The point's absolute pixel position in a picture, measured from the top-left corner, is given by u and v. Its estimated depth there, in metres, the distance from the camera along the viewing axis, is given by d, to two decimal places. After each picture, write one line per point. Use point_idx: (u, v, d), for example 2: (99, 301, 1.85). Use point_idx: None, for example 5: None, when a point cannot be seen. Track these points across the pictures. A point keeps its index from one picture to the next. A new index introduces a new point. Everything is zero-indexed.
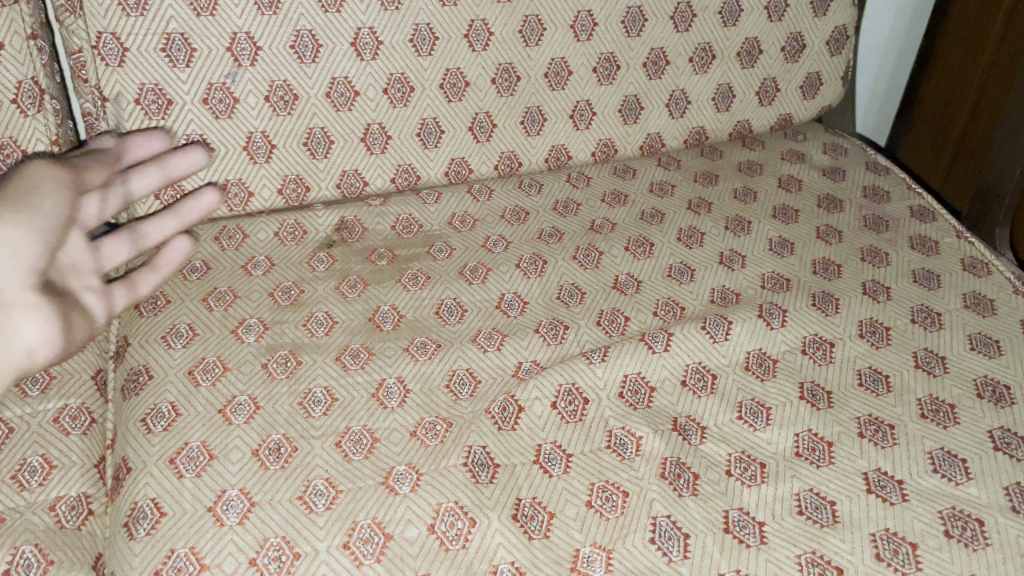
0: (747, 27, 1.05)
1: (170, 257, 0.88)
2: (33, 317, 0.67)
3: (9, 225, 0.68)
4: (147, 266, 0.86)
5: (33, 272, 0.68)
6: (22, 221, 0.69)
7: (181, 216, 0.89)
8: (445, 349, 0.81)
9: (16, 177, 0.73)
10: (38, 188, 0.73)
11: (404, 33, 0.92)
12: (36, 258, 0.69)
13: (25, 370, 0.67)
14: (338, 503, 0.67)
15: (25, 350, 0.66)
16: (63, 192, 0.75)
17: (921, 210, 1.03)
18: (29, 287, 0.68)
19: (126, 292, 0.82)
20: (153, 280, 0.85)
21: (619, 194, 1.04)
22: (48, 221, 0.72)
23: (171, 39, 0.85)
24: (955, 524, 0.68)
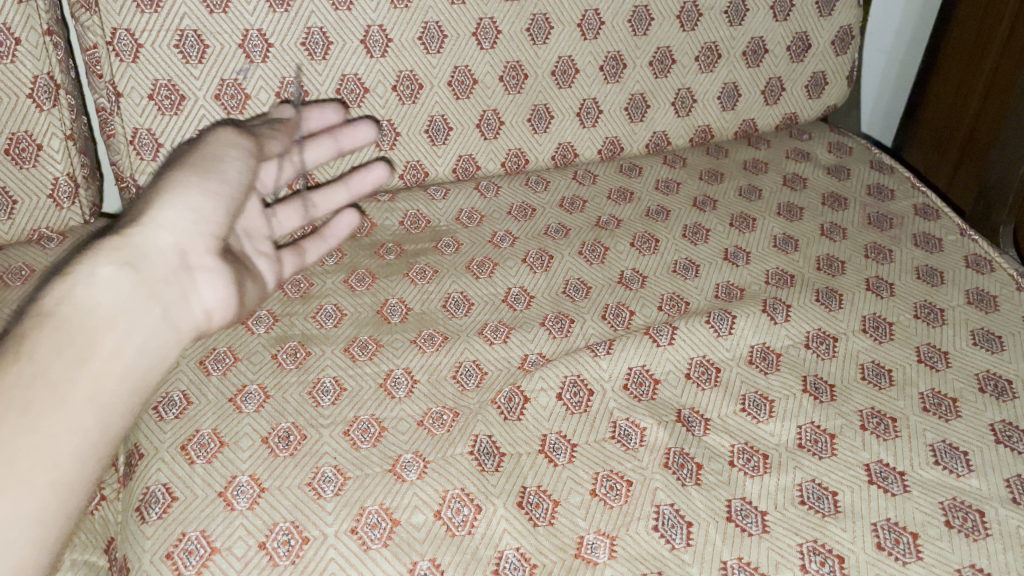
0: (752, 27, 1.06)
1: (338, 228, 0.92)
2: (214, 282, 0.71)
3: (195, 191, 0.70)
4: (317, 235, 0.91)
5: (215, 239, 0.71)
6: (209, 188, 0.71)
7: (350, 188, 0.96)
8: (452, 341, 0.83)
9: (205, 147, 0.75)
10: (226, 156, 0.75)
11: (413, 31, 0.93)
12: (219, 227, 0.72)
13: (202, 329, 0.71)
14: (346, 489, 0.68)
15: (203, 311, 0.70)
16: (248, 160, 0.77)
17: (925, 208, 1.03)
18: (210, 253, 0.70)
19: (294, 258, 0.88)
20: (317, 248, 0.91)
21: (625, 191, 1.05)
22: (229, 189, 0.73)
23: (184, 35, 0.86)
24: (955, 514, 0.68)
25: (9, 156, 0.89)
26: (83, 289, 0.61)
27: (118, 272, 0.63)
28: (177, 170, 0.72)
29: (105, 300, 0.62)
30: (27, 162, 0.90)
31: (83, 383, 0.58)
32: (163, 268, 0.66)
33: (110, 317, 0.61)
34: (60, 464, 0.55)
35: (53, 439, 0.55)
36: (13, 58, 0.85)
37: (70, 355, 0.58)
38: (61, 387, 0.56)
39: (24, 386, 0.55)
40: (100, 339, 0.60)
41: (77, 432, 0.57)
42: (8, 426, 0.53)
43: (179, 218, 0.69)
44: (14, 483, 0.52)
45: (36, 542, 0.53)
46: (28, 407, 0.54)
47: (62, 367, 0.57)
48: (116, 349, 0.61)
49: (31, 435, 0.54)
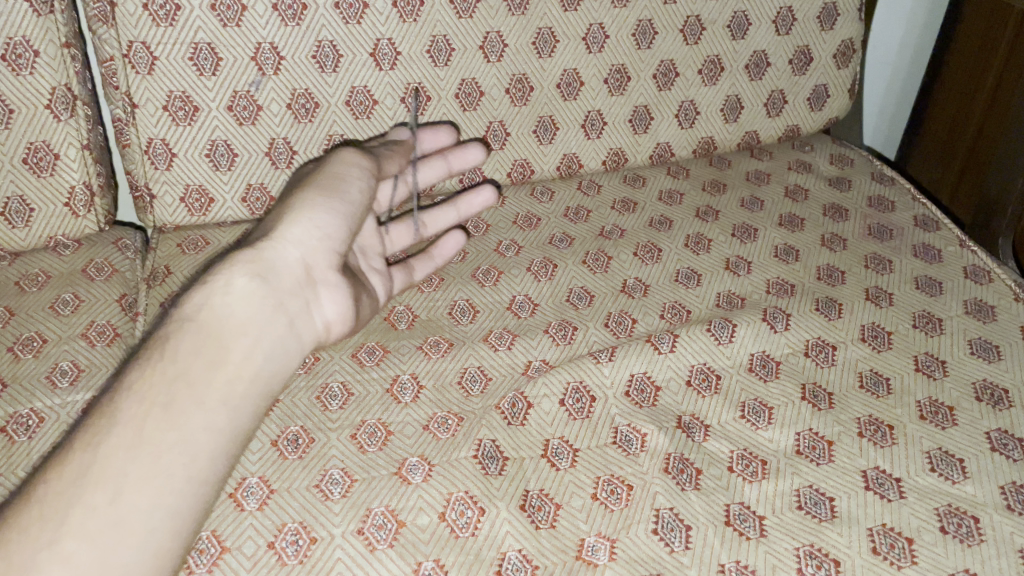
0: (755, 40, 1.08)
1: (446, 247, 0.94)
2: (335, 296, 0.73)
3: (323, 210, 0.73)
4: (425, 254, 0.93)
5: (338, 254, 0.74)
6: (333, 206, 0.74)
7: (459, 209, 0.99)
8: (457, 347, 0.84)
9: (327, 166, 0.78)
10: (348, 174, 0.78)
11: (421, 44, 0.96)
12: (341, 243, 0.74)
13: (322, 339, 0.74)
14: (353, 491, 0.70)
15: (324, 324, 0.73)
16: (368, 178, 0.80)
17: (925, 220, 1.05)
18: (333, 269, 0.73)
19: (404, 274, 0.90)
20: (427, 266, 0.93)
21: (629, 201, 1.06)
22: (351, 207, 0.76)
23: (198, 48, 0.89)
24: (950, 520, 0.70)
25: (27, 165, 0.91)
26: (219, 298, 0.65)
27: (250, 283, 0.67)
28: (303, 188, 0.75)
29: (237, 308, 0.65)
30: (45, 171, 0.92)
31: (217, 385, 0.61)
32: (291, 282, 0.69)
33: (241, 325, 0.64)
34: (197, 459, 0.58)
35: (189, 435, 0.57)
36: (32, 69, 0.87)
37: (205, 357, 0.61)
38: (197, 385, 0.59)
39: (166, 384, 0.59)
40: (234, 344, 0.63)
41: (209, 430, 0.59)
42: (153, 420, 0.57)
43: (308, 234, 0.72)
44: (157, 476, 0.55)
45: (170, 532, 0.55)
46: (170, 404, 0.58)
47: (199, 368, 0.60)
48: (246, 356, 0.64)
49: (171, 430, 0.57)
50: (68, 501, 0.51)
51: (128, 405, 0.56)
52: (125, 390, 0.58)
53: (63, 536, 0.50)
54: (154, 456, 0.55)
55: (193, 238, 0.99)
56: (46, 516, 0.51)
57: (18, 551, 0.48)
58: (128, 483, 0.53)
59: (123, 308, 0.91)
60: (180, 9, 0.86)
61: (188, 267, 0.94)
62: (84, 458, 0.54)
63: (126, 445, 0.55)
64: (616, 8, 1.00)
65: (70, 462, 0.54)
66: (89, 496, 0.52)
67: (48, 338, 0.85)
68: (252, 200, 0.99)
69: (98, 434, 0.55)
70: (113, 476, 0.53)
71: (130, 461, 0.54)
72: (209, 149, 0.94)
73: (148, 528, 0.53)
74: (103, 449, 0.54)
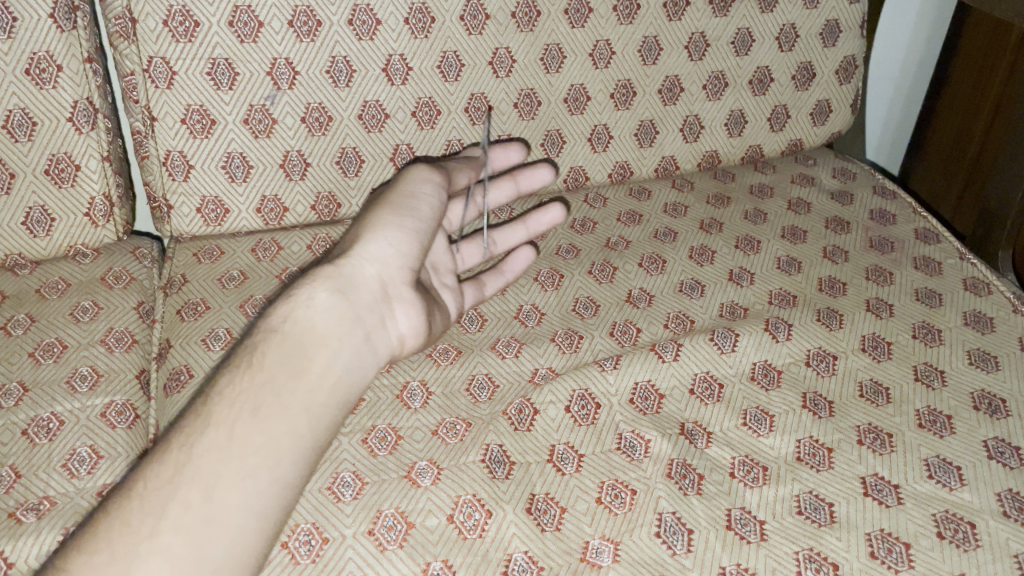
0: (758, 57, 1.10)
1: (515, 263, 0.95)
2: (410, 311, 0.76)
3: (395, 228, 0.75)
4: (494, 270, 0.94)
5: (411, 271, 0.75)
6: (406, 223, 0.76)
7: (528, 227, 1.00)
8: (466, 354, 0.86)
9: (399, 183, 0.80)
10: (419, 191, 0.79)
11: (432, 59, 0.98)
12: (415, 259, 0.76)
13: (397, 354, 0.76)
14: (364, 493, 0.72)
15: (398, 338, 0.75)
16: (440, 194, 0.81)
17: (925, 233, 1.06)
18: (409, 285, 0.75)
19: (474, 290, 0.91)
20: (496, 282, 0.93)
21: (634, 214, 1.09)
22: (422, 223, 0.78)
23: (216, 63, 0.92)
24: (947, 526, 0.71)
25: (49, 176, 0.94)
26: (302, 311, 0.69)
27: (330, 297, 0.70)
28: (377, 206, 0.78)
29: (319, 321, 0.68)
30: (66, 182, 0.95)
31: (300, 393, 0.64)
32: (368, 297, 0.72)
33: (322, 337, 0.68)
34: (278, 463, 0.61)
35: (273, 439, 0.61)
36: (55, 83, 0.90)
37: (288, 367, 0.65)
38: (281, 392, 0.63)
39: (255, 391, 0.63)
40: (315, 355, 0.67)
41: (293, 437, 0.62)
42: (242, 423, 0.61)
43: (382, 252, 0.74)
44: (244, 477, 0.59)
45: (258, 531, 0.59)
46: (257, 409, 0.62)
47: (284, 377, 0.64)
48: (326, 367, 0.67)
49: (257, 434, 0.61)
50: (166, 496, 0.56)
51: (222, 409, 0.62)
52: (216, 395, 0.63)
53: (161, 528, 0.55)
54: (240, 459, 0.59)
55: (209, 247, 1.01)
56: (147, 510, 0.56)
57: (121, 542, 0.54)
58: (220, 482, 0.58)
59: (141, 315, 0.94)
60: (199, 25, 0.89)
61: (203, 276, 0.97)
62: (179, 456, 0.59)
63: (217, 445, 0.60)
64: (622, 25, 1.03)
65: (168, 460, 0.59)
66: (185, 492, 0.57)
67: (67, 344, 0.88)
68: (266, 211, 1.02)
69: (191, 436, 0.60)
70: (205, 475, 0.58)
71: (219, 461, 0.59)
72: (225, 161, 0.97)
73: (236, 524, 0.57)
74: (197, 450, 0.59)
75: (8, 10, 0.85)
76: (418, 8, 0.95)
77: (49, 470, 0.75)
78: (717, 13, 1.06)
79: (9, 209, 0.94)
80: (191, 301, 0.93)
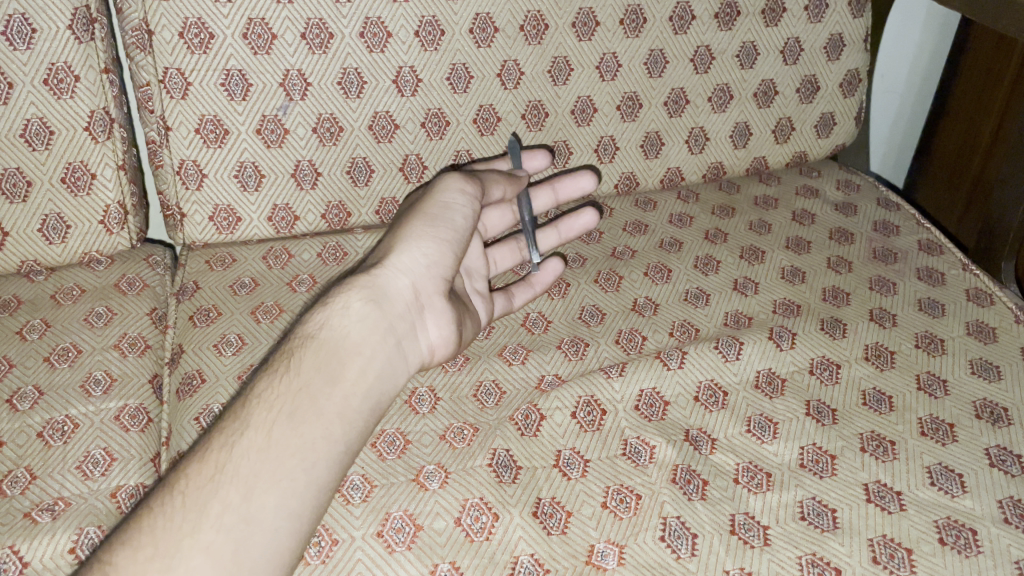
0: (763, 70, 1.12)
1: (544, 276, 0.95)
2: (440, 320, 0.78)
3: (428, 238, 0.77)
4: (525, 282, 0.95)
5: (444, 280, 0.77)
6: (439, 235, 0.78)
7: (560, 232, 1.03)
8: (473, 361, 0.88)
9: (434, 194, 0.82)
10: (453, 202, 0.81)
11: (442, 71, 1.00)
12: (447, 268, 0.78)
13: (426, 362, 0.79)
14: (373, 496, 0.73)
15: (428, 347, 0.78)
16: (474, 206, 0.82)
17: (928, 244, 1.07)
18: (440, 294, 0.77)
19: (503, 300, 0.92)
20: (527, 293, 0.94)
21: (640, 224, 1.10)
22: (456, 234, 0.79)
23: (230, 75, 0.94)
24: (949, 532, 0.72)
25: (65, 184, 0.96)
26: (337, 319, 0.71)
27: (364, 306, 0.72)
28: (412, 216, 0.79)
29: (354, 328, 0.71)
30: (82, 190, 0.97)
31: (335, 398, 0.67)
32: (401, 306, 0.74)
33: (356, 344, 0.70)
34: (315, 466, 0.64)
35: (310, 442, 0.64)
36: (72, 94, 0.92)
37: (324, 372, 0.67)
38: (318, 397, 0.66)
39: (292, 395, 0.66)
40: (350, 362, 0.69)
41: (328, 440, 0.65)
42: (280, 428, 0.64)
43: (415, 261, 0.76)
44: (285, 479, 0.62)
45: (292, 531, 0.61)
46: (294, 413, 0.65)
47: (320, 382, 0.67)
48: (360, 372, 0.69)
49: (295, 437, 0.64)
50: (207, 494, 0.59)
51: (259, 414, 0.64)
52: (255, 400, 0.66)
53: (203, 526, 0.57)
54: (278, 461, 0.62)
55: (221, 255, 1.03)
56: (188, 507, 0.58)
57: (165, 537, 0.57)
58: (259, 483, 0.61)
59: (154, 321, 0.95)
60: (214, 38, 0.91)
61: (216, 283, 0.98)
62: (220, 456, 0.61)
63: (256, 447, 0.62)
64: (629, 38, 1.04)
65: (208, 460, 0.62)
66: (225, 492, 0.60)
67: (82, 348, 0.89)
68: (277, 219, 1.03)
69: (232, 437, 0.63)
70: (244, 475, 0.61)
71: (258, 462, 0.62)
72: (238, 170, 0.99)
73: (274, 525, 0.60)
74: (236, 451, 0.62)
75: (27, 21, 0.87)
76: (429, 22, 0.97)
77: (64, 472, 0.77)
78: (722, 26, 1.07)
79: (26, 216, 0.96)
80: (204, 307, 0.95)
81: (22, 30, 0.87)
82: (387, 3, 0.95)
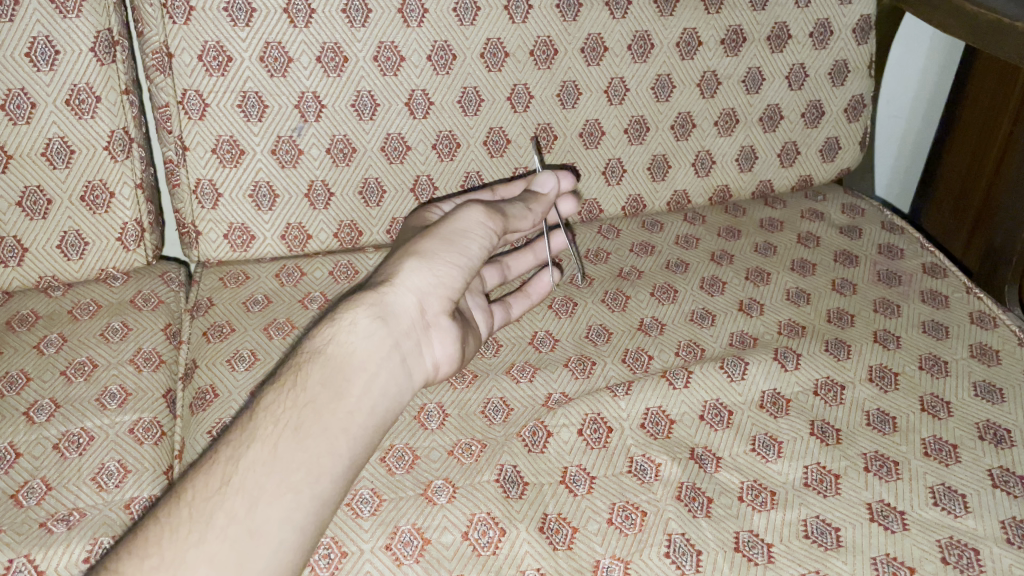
0: (768, 95, 1.14)
1: (540, 286, 0.99)
2: (444, 339, 0.79)
3: (440, 261, 0.77)
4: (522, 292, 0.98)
5: (451, 300, 0.78)
6: (450, 259, 0.77)
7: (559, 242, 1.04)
8: (482, 378, 0.89)
9: (450, 217, 0.81)
10: (468, 228, 0.80)
11: (453, 94, 1.02)
12: (455, 290, 0.78)
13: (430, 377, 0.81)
14: (382, 510, 0.74)
15: (433, 363, 0.79)
16: (490, 233, 0.81)
17: (934, 267, 1.09)
18: (445, 313, 0.78)
19: (502, 310, 0.95)
20: (524, 303, 0.97)
21: (647, 245, 1.11)
22: (469, 260, 0.79)
23: (247, 97, 0.96)
24: (952, 552, 0.73)
25: (84, 202, 0.98)
26: (344, 335, 0.72)
27: (371, 323, 0.73)
28: (426, 238, 0.79)
29: (359, 345, 0.72)
30: (100, 208, 0.99)
31: (339, 413, 0.68)
32: (406, 325, 0.75)
33: (362, 361, 0.71)
34: (318, 480, 0.65)
35: (314, 456, 0.65)
36: (93, 114, 0.94)
37: (330, 388, 0.69)
38: (323, 412, 0.67)
39: (297, 410, 0.67)
40: (355, 378, 0.70)
41: (332, 455, 0.66)
42: (285, 442, 0.65)
43: (424, 282, 0.76)
44: (286, 493, 0.63)
45: (296, 544, 0.62)
46: (299, 427, 0.66)
47: (325, 398, 0.68)
48: (365, 388, 0.71)
49: (300, 451, 0.65)
50: (212, 505, 0.61)
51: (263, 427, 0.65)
52: (261, 413, 0.67)
53: (207, 537, 0.59)
54: (283, 475, 0.63)
55: (235, 272, 1.05)
56: (193, 518, 0.60)
57: (171, 547, 0.58)
58: (263, 496, 0.62)
59: (168, 336, 0.97)
60: (232, 60, 0.94)
61: (229, 299, 1.00)
62: (226, 468, 0.63)
63: (261, 460, 0.63)
64: (637, 63, 1.07)
65: (215, 472, 0.63)
66: (230, 504, 0.61)
67: (98, 363, 0.91)
68: (290, 238, 1.05)
69: (238, 449, 0.64)
70: (249, 488, 0.62)
71: (262, 475, 0.63)
72: (253, 190, 1.01)
73: (278, 538, 0.61)
74: (242, 464, 0.63)
75: (51, 44, 0.90)
76: (440, 46, 0.99)
77: (79, 483, 0.78)
78: (728, 52, 1.10)
79: (45, 232, 0.98)
80: (217, 323, 0.96)
81: (45, 53, 0.90)
82: (400, 27, 0.97)
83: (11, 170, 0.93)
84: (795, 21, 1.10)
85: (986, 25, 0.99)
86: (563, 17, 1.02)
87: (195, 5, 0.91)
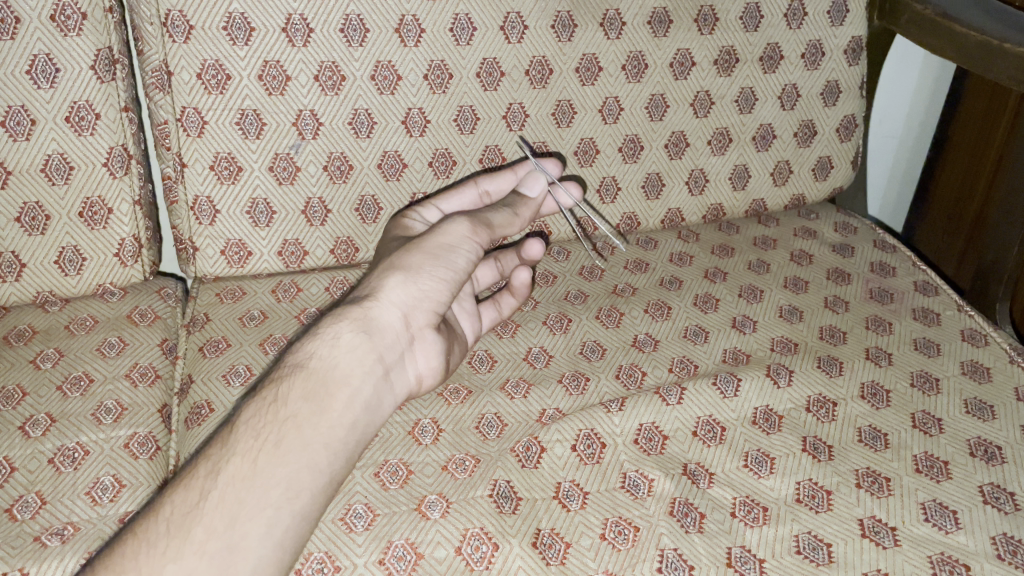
0: (762, 114, 1.15)
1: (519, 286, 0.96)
2: (428, 352, 0.80)
3: (425, 274, 0.77)
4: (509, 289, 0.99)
5: (436, 314, 0.79)
6: (437, 274, 0.78)
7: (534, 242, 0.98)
8: (476, 394, 0.90)
9: (437, 230, 0.81)
10: (456, 242, 0.80)
11: (449, 113, 1.03)
12: (441, 304, 0.79)
13: (414, 390, 0.81)
14: (376, 524, 0.75)
15: (415, 376, 0.80)
16: (478, 246, 0.82)
17: (924, 285, 1.09)
18: (431, 327, 0.79)
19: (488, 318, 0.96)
20: (514, 302, 0.99)
21: (641, 262, 1.12)
22: (456, 274, 0.79)
23: (244, 114, 0.97)
24: (942, 568, 0.74)
25: (82, 218, 0.99)
26: (327, 349, 0.72)
27: (355, 337, 0.73)
28: (414, 250, 0.79)
29: (343, 359, 0.72)
30: (98, 223, 1.00)
31: (321, 428, 0.68)
32: (391, 339, 0.75)
33: (345, 375, 0.71)
34: (298, 496, 0.65)
35: (295, 472, 0.66)
36: (93, 131, 0.95)
37: (312, 403, 0.69)
38: (305, 426, 0.68)
39: (278, 425, 0.67)
40: (337, 392, 0.71)
41: (312, 471, 0.67)
42: (265, 457, 0.65)
43: (408, 295, 0.77)
44: (267, 508, 0.63)
45: (275, 559, 0.63)
46: (279, 442, 0.66)
47: (308, 412, 0.68)
48: (349, 403, 0.71)
49: (280, 466, 0.65)
50: (192, 520, 0.61)
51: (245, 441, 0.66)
52: (242, 427, 0.68)
53: (185, 552, 0.59)
54: (262, 490, 0.64)
55: (231, 288, 1.05)
56: (172, 533, 0.60)
57: (149, 562, 0.58)
58: (243, 511, 0.62)
59: (164, 351, 0.97)
60: (231, 78, 0.95)
61: (226, 315, 1.01)
62: (206, 483, 0.63)
63: (241, 475, 0.64)
64: (631, 83, 1.08)
65: (194, 486, 0.64)
66: (209, 519, 0.61)
67: (94, 377, 0.91)
68: (287, 253, 1.05)
69: (218, 464, 0.65)
70: (229, 504, 0.62)
71: (242, 490, 0.63)
72: (250, 206, 1.01)
73: (257, 553, 0.62)
74: (222, 478, 0.64)
75: (52, 61, 0.91)
76: (438, 66, 1.01)
77: (73, 497, 0.78)
78: (721, 73, 1.11)
79: (43, 248, 0.98)
80: (213, 339, 0.97)
81: (46, 70, 0.91)
82: (398, 46, 0.99)
83: (10, 186, 0.94)
84: (787, 42, 1.12)
85: (976, 46, 1.00)
86: (558, 37, 1.04)
87: (195, 24, 0.92)
